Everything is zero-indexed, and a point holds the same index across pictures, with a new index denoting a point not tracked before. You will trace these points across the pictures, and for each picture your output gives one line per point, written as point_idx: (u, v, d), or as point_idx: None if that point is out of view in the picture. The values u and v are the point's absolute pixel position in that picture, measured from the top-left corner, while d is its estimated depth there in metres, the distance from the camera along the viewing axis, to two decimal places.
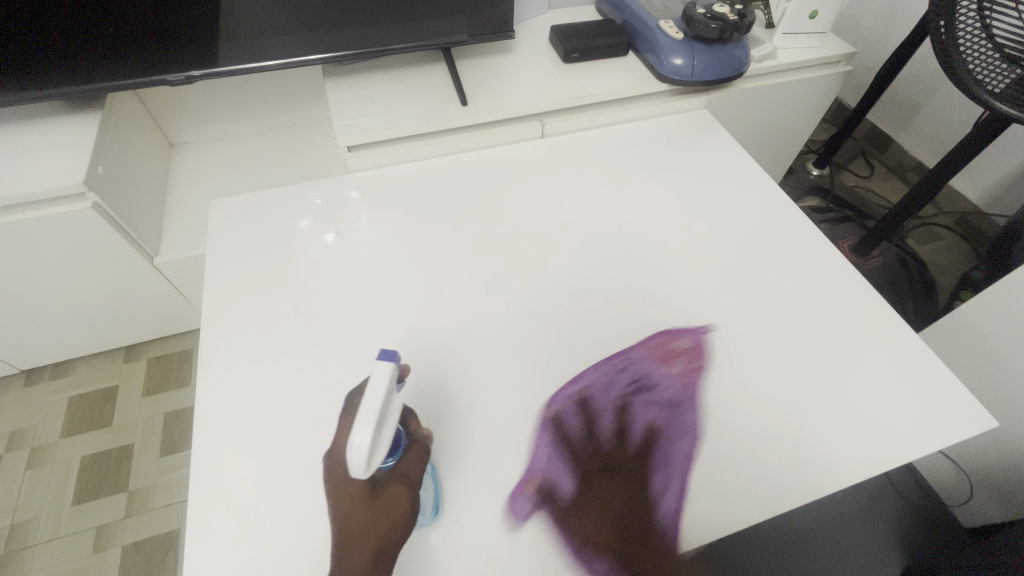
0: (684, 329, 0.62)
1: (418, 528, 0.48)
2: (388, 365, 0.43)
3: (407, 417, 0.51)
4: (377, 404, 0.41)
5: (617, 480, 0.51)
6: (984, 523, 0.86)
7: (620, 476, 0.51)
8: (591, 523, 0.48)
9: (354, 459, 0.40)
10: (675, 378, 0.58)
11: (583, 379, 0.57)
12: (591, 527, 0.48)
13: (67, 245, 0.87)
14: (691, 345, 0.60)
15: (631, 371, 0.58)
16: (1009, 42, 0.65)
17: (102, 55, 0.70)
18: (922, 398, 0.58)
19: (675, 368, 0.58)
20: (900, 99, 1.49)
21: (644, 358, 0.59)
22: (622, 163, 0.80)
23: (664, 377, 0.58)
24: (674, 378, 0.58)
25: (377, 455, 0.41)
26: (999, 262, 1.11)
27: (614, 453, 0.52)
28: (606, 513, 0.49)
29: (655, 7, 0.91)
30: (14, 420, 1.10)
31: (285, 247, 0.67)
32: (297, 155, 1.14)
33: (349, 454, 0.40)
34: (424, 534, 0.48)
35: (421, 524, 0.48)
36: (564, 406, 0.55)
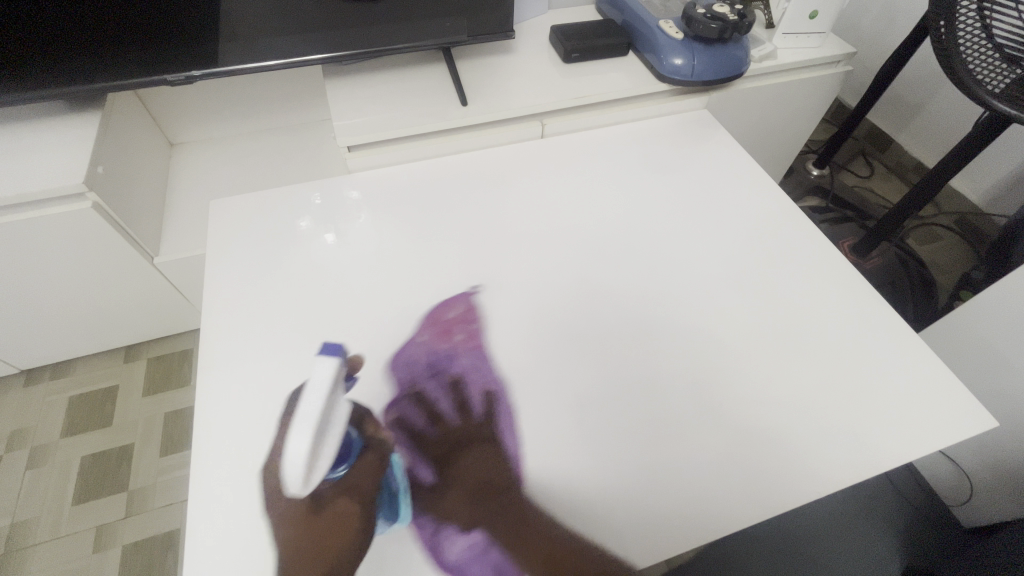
0: (451, 298, 0.63)
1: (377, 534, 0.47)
2: (328, 367, 0.42)
3: (363, 419, 0.53)
4: (313, 411, 0.40)
5: (475, 450, 0.52)
6: (982, 523, 0.86)
7: (478, 446, 0.52)
8: (451, 496, 0.49)
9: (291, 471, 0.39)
10: (466, 351, 0.58)
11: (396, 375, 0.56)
12: (455, 501, 0.49)
13: (65, 245, 0.87)
14: (463, 311, 0.62)
15: (439, 354, 0.58)
16: (1009, 42, 0.65)
17: (103, 55, 0.70)
18: (922, 398, 0.58)
19: (456, 341, 0.59)
20: (900, 99, 1.49)
21: (424, 344, 0.59)
22: (622, 163, 0.80)
23: (456, 354, 0.58)
24: (468, 352, 0.58)
25: (316, 469, 0.41)
26: (1000, 262, 1.11)
27: (465, 425, 0.53)
28: (462, 486, 0.50)
29: (655, 7, 0.91)
30: (14, 420, 1.10)
31: (285, 247, 0.67)
32: (297, 155, 1.14)
33: (285, 470, 0.39)
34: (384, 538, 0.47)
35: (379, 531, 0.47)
36: (404, 393, 0.55)
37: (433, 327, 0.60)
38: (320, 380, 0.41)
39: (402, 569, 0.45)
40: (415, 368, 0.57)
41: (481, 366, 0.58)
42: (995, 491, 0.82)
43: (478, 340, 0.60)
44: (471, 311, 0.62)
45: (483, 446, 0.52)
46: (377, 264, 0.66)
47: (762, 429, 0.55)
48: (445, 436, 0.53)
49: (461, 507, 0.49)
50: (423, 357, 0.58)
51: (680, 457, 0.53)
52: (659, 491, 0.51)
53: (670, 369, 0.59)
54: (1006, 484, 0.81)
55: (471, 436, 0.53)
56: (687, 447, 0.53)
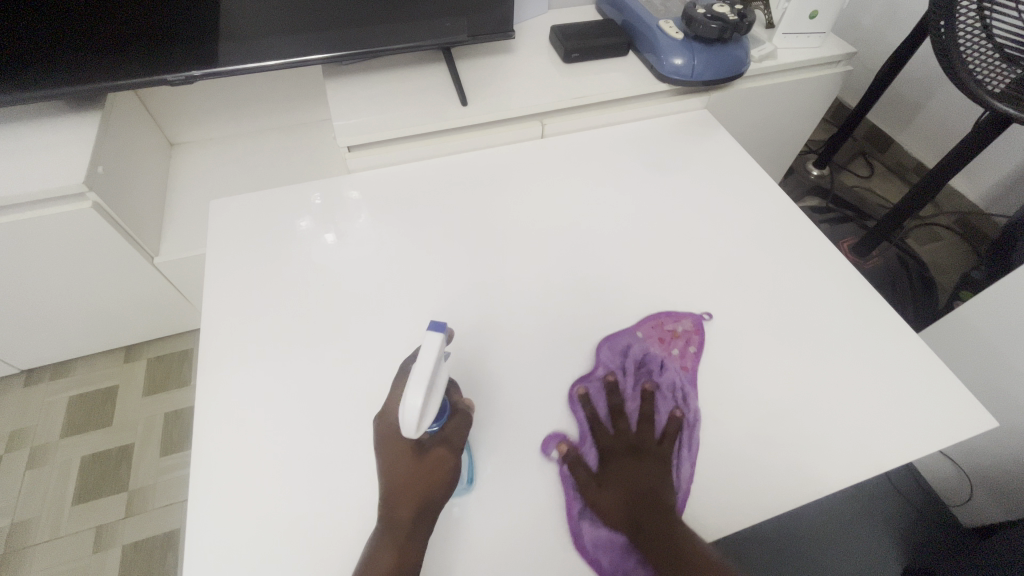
0: (683, 312, 0.63)
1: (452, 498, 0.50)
2: (438, 336, 0.44)
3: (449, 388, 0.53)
4: (428, 369, 0.43)
5: (647, 460, 0.52)
6: (982, 523, 0.86)
7: (652, 457, 0.52)
8: (612, 494, 0.50)
9: (406, 422, 0.42)
10: (675, 365, 0.59)
11: (600, 362, 0.59)
12: (613, 501, 0.49)
13: (67, 245, 0.87)
14: (690, 328, 0.62)
15: (653, 359, 0.59)
16: (1009, 42, 0.65)
17: (103, 54, 0.70)
18: (922, 398, 0.58)
19: (675, 353, 0.60)
20: (900, 99, 1.49)
21: (643, 342, 0.60)
22: (623, 163, 0.80)
23: (666, 364, 0.59)
24: (676, 368, 0.59)
25: (428, 417, 0.44)
26: (999, 262, 1.11)
27: (643, 435, 0.53)
28: (625, 488, 0.50)
29: (655, 7, 0.91)
30: (14, 420, 1.10)
31: (285, 247, 0.67)
32: (296, 155, 1.14)
33: (403, 415, 0.43)
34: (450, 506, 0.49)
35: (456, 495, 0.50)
36: (594, 382, 0.57)
37: (654, 331, 0.61)
38: (433, 345, 0.44)
39: (471, 531, 0.48)
40: (618, 362, 0.59)
41: (680, 384, 0.58)
42: (995, 492, 0.82)
43: (689, 356, 0.60)
44: (697, 332, 0.62)
45: (651, 459, 0.52)
46: (378, 264, 0.66)
47: (761, 428, 0.55)
48: (620, 438, 0.53)
49: (620, 504, 0.49)
50: (641, 356, 0.59)
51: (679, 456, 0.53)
52: None
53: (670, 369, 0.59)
54: (1006, 484, 0.81)
55: (648, 446, 0.53)
56: (686, 445, 0.54)
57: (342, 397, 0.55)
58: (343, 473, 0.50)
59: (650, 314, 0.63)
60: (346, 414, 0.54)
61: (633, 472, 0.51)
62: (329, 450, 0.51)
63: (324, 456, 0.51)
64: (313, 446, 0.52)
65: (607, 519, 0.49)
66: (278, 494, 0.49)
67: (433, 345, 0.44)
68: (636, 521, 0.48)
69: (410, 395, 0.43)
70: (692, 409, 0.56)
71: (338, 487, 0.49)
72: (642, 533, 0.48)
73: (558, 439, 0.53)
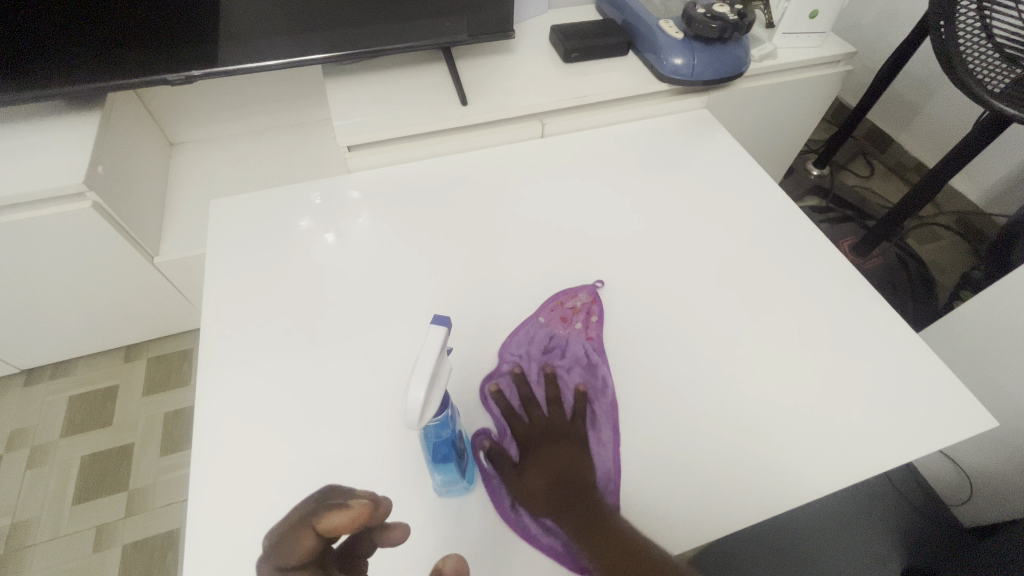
0: (576, 287, 0.65)
1: (456, 499, 0.49)
2: (442, 328, 0.43)
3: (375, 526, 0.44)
4: (428, 363, 0.42)
5: (558, 442, 0.52)
6: (982, 523, 0.86)
7: (562, 436, 0.52)
8: (531, 481, 0.49)
9: (407, 414, 0.41)
10: (578, 338, 0.60)
11: (505, 358, 0.58)
12: (535, 488, 0.49)
13: (66, 244, 0.87)
14: (587, 301, 0.63)
15: (556, 337, 0.60)
16: (1009, 42, 0.65)
17: (103, 54, 0.70)
18: (922, 398, 0.58)
19: (576, 328, 0.61)
20: (900, 99, 1.49)
21: (546, 327, 0.61)
22: (623, 163, 0.80)
23: (570, 342, 0.60)
24: (581, 342, 0.60)
25: (429, 412, 0.42)
26: (1000, 261, 1.11)
27: (553, 416, 0.54)
28: (544, 474, 0.50)
29: (655, 7, 0.91)
30: (15, 419, 1.10)
31: (285, 247, 0.67)
32: (296, 155, 1.14)
33: (404, 409, 0.42)
34: (456, 506, 0.49)
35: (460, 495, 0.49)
36: (502, 376, 0.57)
37: (555, 312, 0.62)
38: (435, 337, 0.43)
39: (473, 533, 0.48)
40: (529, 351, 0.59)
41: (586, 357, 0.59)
42: (996, 491, 0.82)
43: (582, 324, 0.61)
44: (595, 301, 0.63)
45: (564, 439, 0.52)
46: (378, 264, 0.66)
47: (762, 428, 0.55)
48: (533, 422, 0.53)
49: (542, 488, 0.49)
50: (546, 338, 0.60)
51: (680, 456, 0.53)
52: (660, 487, 0.51)
53: (669, 369, 0.59)
54: (1006, 484, 0.81)
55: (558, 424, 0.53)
56: (688, 445, 0.54)
57: (342, 398, 0.55)
58: (344, 473, 0.50)
59: (539, 301, 0.63)
60: (346, 414, 0.54)
61: (547, 452, 0.51)
62: (329, 450, 0.51)
63: (324, 456, 0.51)
64: (313, 447, 0.52)
65: (534, 508, 0.49)
66: (278, 496, 0.49)
67: (434, 338, 0.43)
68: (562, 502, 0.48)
69: (413, 387, 0.42)
70: (598, 382, 0.57)
71: (337, 487, 0.49)
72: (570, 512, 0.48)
73: (484, 435, 0.53)
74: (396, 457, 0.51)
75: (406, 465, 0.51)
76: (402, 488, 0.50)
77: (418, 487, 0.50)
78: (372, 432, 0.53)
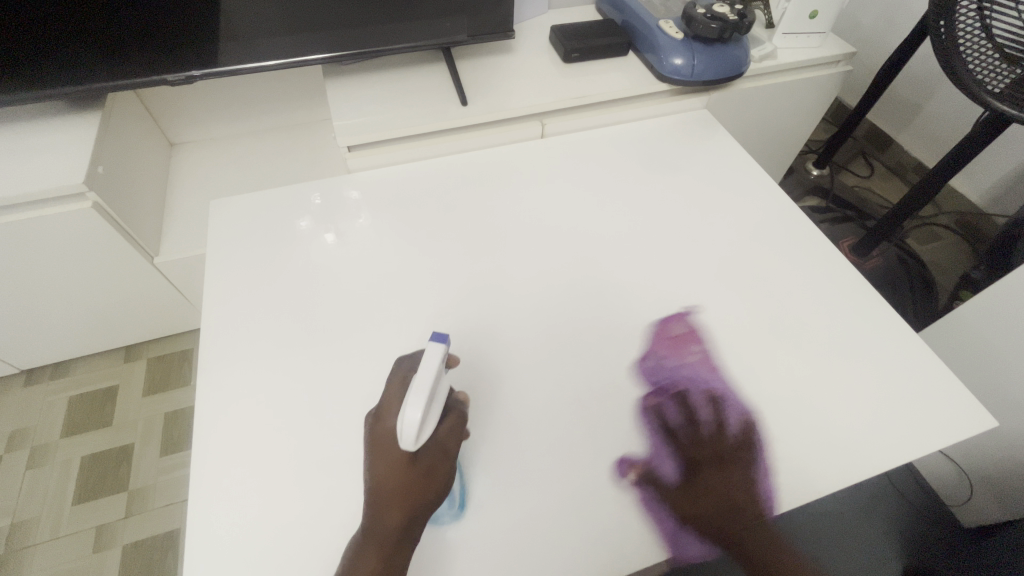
0: (583, 282, 0.66)
1: (443, 525, 0.48)
2: (441, 346, 0.47)
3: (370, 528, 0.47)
4: (426, 380, 0.45)
5: (729, 468, 0.52)
6: (982, 523, 0.86)
7: (715, 463, 0.52)
8: (708, 511, 0.50)
9: (406, 427, 0.43)
10: (693, 358, 0.59)
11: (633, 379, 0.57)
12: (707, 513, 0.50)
13: (66, 244, 0.87)
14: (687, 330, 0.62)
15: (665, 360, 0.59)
16: (1009, 42, 0.64)
17: (104, 54, 0.70)
18: (921, 398, 0.58)
19: (695, 348, 0.60)
20: (900, 99, 1.49)
21: (653, 352, 0.60)
22: (624, 163, 0.80)
23: (681, 360, 0.59)
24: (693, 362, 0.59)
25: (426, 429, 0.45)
26: (1000, 262, 1.11)
27: (700, 441, 0.54)
28: (715, 498, 0.51)
29: (655, 7, 0.91)
30: (15, 420, 1.10)
31: (285, 247, 0.67)
32: (295, 156, 1.14)
33: (401, 426, 0.44)
34: (445, 530, 0.48)
35: (447, 521, 0.48)
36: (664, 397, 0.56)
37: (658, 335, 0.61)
38: (435, 354, 0.46)
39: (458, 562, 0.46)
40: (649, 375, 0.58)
41: (707, 376, 0.58)
42: (995, 492, 0.82)
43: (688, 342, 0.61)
44: (694, 331, 0.62)
45: (739, 465, 0.53)
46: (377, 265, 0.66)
47: (763, 427, 0.55)
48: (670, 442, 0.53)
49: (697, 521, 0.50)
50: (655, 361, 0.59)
51: (680, 455, 0.53)
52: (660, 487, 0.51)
53: (670, 367, 0.59)
54: (1006, 484, 0.81)
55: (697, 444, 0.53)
56: (689, 445, 0.53)
57: (341, 398, 0.55)
58: (344, 472, 0.50)
59: (541, 301, 0.63)
60: (347, 414, 0.54)
61: (720, 480, 0.52)
62: (330, 450, 0.51)
63: (324, 456, 0.51)
64: (314, 447, 0.52)
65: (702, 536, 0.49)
66: (279, 495, 0.49)
67: (434, 355, 0.46)
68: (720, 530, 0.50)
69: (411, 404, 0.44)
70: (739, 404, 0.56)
71: (336, 487, 0.49)
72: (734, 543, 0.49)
73: (508, 420, 0.54)
74: None
75: None
76: None
77: None
78: None
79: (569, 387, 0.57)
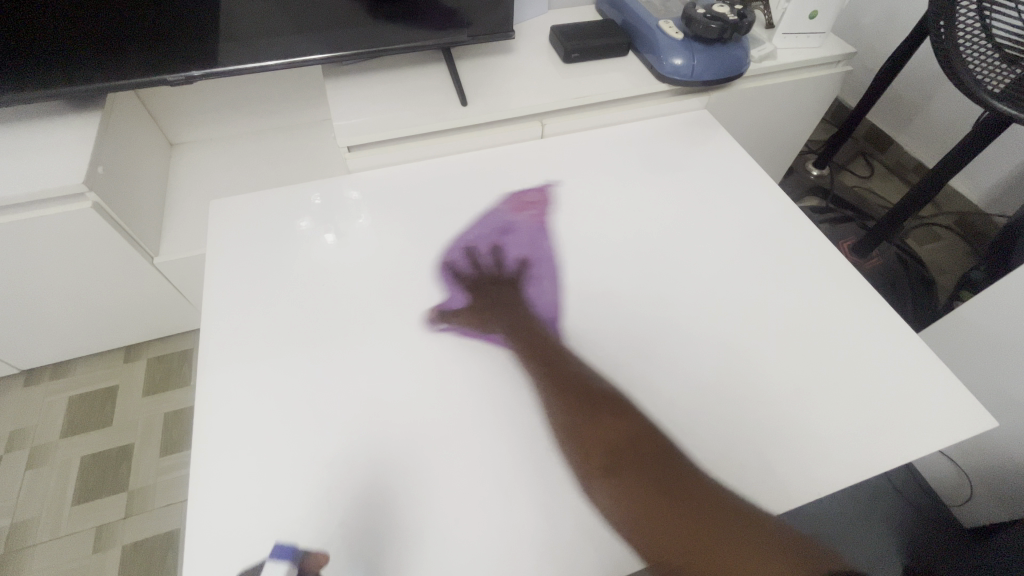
0: (582, 281, 0.66)
1: None
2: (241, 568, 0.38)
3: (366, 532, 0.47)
4: None
5: (512, 291, 0.64)
6: (981, 523, 0.86)
7: (507, 286, 0.64)
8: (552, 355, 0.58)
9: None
10: (524, 220, 0.71)
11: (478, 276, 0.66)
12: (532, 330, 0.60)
13: (66, 244, 0.87)
14: (539, 197, 0.75)
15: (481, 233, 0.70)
16: (1008, 42, 0.65)
17: (104, 53, 0.70)
18: (921, 398, 0.58)
19: (525, 214, 0.72)
20: (900, 99, 1.49)
21: (498, 209, 0.73)
22: (624, 163, 0.80)
23: (518, 221, 0.71)
24: (510, 215, 0.72)
25: None
26: (999, 262, 1.11)
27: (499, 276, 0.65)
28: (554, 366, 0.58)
29: (655, 7, 0.91)
30: (14, 420, 1.10)
31: (285, 247, 0.67)
32: (295, 156, 1.14)
33: None
34: None
35: None
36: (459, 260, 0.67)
37: (511, 202, 0.73)
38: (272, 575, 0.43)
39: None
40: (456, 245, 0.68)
41: (534, 236, 0.70)
42: (995, 492, 0.83)
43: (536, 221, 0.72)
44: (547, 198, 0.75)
45: (509, 288, 0.64)
46: (378, 263, 0.66)
47: (762, 427, 0.55)
48: (472, 289, 0.64)
49: (535, 363, 0.58)
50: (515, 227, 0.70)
51: (680, 457, 0.53)
52: (660, 488, 0.51)
53: (670, 367, 0.59)
54: (1005, 484, 0.81)
55: (506, 291, 0.64)
56: (688, 445, 0.53)
57: (341, 399, 0.55)
58: (344, 473, 0.50)
59: (541, 301, 0.63)
60: (347, 415, 0.54)
61: (510, 297, 0.63)
62: (330, 449, 0.51)
63: (323, 457, 0.51)
64: (313, 447, 0.52)
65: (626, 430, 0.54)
66: (279, 496, 0.49)
67: None
68: (583, 394, 0.56)
69: None
70: (532, 255, 0.68)
71: (336, 487, 0.49)
72: (584, 403, 0.55)
73: (507, 421, 0.54)
74: (395, 458, 0.51)
75: (405, 464, 0.51)
76: (403, 489, 0.49)
77: (417, 488, 0.50)
78: (371, 432, 0.53)
79: (568, 386, 0.57)
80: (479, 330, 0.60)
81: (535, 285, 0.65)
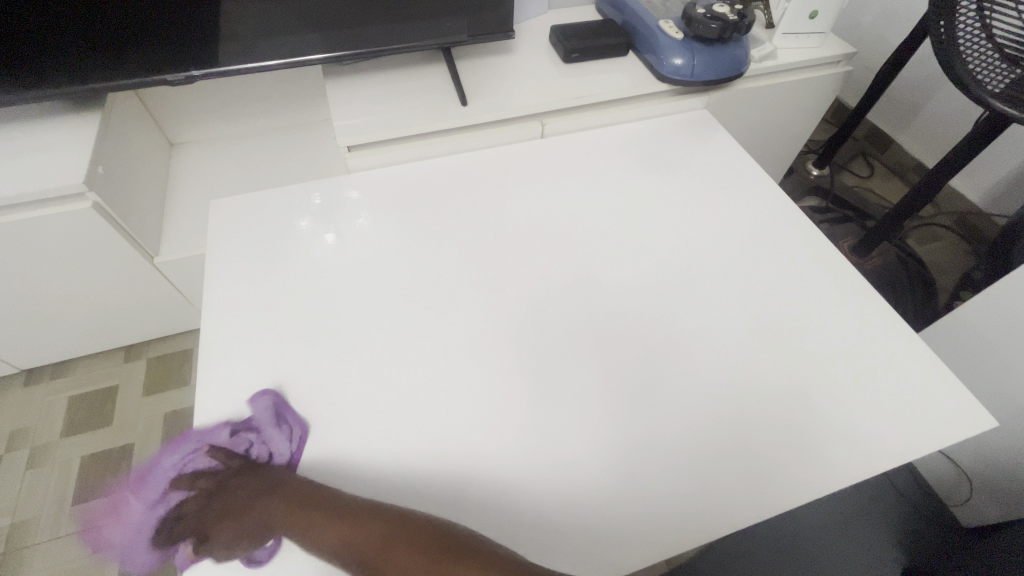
0: (582, 280, 0.66)
1: None
2: None
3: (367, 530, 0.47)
4: None
5: (224, 492, 0.50)
6: (981, 523, 0.87)
7: (229, 484, 0.50)
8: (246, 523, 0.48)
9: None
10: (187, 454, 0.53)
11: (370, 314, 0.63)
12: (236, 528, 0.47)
13: (66, 245, 0.87)
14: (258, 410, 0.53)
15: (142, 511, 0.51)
16: (1009, 42, 0.65)
17: (102, 54, 0.70)
18: (921, 398, 0.58)
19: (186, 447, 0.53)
20: (900, 99, 1.49)
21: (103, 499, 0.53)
22: (625, 163, 0.80)
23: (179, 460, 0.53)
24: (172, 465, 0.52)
25: None
26: (999, 262, 1.11)
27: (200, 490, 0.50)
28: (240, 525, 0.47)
29: (655, 7, 0.91)
30: (14, 420, 1.10)
31: (285, 247, 0.67)
32: (296, 156, 1.14)
33: None
34: None
35: None
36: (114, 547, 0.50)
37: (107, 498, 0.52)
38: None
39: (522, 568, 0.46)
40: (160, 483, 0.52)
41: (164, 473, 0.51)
42: (996, 492, 0.83)
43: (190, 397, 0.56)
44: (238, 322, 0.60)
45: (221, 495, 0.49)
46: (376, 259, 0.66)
47: (764, 427, 0.55)
48: (206, 487, 0.50)
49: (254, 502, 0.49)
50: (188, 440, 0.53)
51: (680, 456, 0.53)
52: (661, 488, 0.51)
53: (671, 367, 0.59)
54: (1005, 484, 0.81)
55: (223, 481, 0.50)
56: (690, 445, 0.54)
57: (341, 399, 0.55)
58: (346, 473, 0.50)
59: (541, 301, 0.64)
60: (347, 415, 0.54)
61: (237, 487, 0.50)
62: (330, 449, 0.51)
63: (325, 457, 0.51)
64: (314, 447, 0.52)
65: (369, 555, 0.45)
66: (281, 496, 0.49)
67: None
68: (302, 503, 0.48)
69: None
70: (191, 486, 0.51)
71: (336, 487, 0.49)
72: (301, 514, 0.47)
73: (508, 420, 0.54)
74: (397, 458, 0.51)
75: (407, 463, 0.51)
76: (403, 488, 0.49)
77: (420, 487, 0.50)
78: (372, 432, 0.53)
79: (569, 386, 0.57)
80: (252, 540, 0.47)
81: (279, 427, 0.53)
